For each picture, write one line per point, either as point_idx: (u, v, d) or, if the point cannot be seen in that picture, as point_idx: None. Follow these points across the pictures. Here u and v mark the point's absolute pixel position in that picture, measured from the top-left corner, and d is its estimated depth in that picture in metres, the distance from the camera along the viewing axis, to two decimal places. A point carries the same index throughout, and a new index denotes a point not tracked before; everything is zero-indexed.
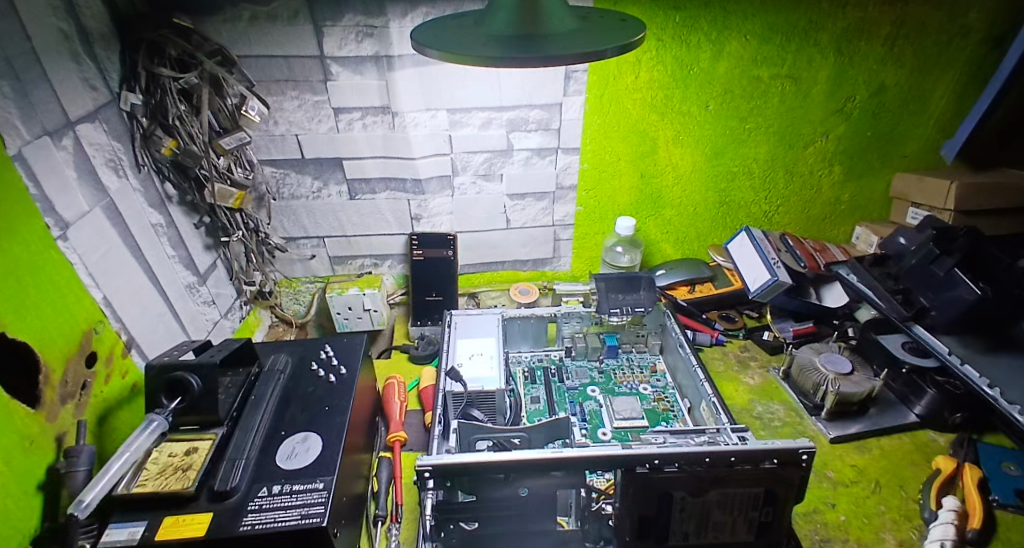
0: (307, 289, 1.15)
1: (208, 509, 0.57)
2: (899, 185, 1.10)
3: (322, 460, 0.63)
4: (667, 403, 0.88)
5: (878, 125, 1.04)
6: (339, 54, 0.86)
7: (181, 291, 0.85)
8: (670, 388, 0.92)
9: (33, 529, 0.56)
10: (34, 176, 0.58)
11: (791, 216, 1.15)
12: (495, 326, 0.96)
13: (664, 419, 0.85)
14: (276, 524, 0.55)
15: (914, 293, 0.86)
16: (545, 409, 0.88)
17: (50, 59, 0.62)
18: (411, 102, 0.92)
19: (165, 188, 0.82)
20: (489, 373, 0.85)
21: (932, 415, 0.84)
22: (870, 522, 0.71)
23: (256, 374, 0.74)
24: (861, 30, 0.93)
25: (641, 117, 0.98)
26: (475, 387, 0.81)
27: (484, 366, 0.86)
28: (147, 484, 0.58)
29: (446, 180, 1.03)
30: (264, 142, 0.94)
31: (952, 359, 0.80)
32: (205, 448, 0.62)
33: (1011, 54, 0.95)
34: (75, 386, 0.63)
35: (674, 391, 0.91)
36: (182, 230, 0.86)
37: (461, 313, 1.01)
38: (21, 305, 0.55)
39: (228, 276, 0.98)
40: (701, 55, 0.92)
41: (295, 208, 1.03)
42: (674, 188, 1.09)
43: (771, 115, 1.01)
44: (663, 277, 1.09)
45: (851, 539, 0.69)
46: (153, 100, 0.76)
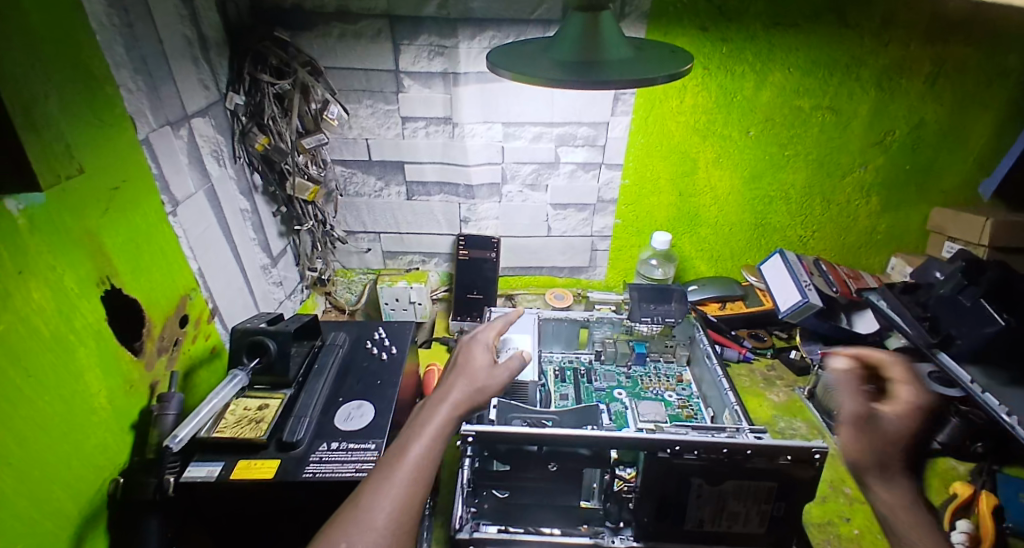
0: (360, 280, 1.25)
1: (276, 457, 0.65)
2: (937, 219, 1.11)
3: (375, 425, 0.71)
4: (691, 410, 0.93)
5: (918, 159, 1.06)
6: (411, 69, 0.96)
7: (257, 271, 0.96)
8: (694, 397, 0.96)
9: (124, 461, 0.65)
10: (156, 158, 0.70)
11: (826, 243, 1.18)
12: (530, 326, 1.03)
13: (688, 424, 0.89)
14: (334, 474, 0.63)
15: (942, 322, 0.88)
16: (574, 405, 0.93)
17: (176, 61, 0.74)
18: (471, 115, 1.01)
19: (254, 178, 0.94)
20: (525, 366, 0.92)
21: (954, 443, 0.86)
22: (883, 538, 0.73)
23: (319, 346, 0.84)
24: (902, 68, 0.97)
25: (683, 139, 1.04)
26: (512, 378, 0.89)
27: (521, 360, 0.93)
28: (225, 431, 0.67)
29: (495, 187, 1.11)
30: (338, 143, 1.05)
31: (973, 388, 0.82)
32: (275, 405, 0.71)
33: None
34: (170, 341, 0.73)
35: (698, 400, 0.95)
36: (263, 217, 0.98)
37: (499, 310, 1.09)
38: (139, 263, 0.67)
39: (294, 261, 1.09)
40: (745, 84, 0.98)
41: (358, 204, 1.13)
42: (711, 209, 1.13)
43: (811, 144, 1.05)
44: (695, 293, 1.13)
45: None
46: (252, 101, 0.88)
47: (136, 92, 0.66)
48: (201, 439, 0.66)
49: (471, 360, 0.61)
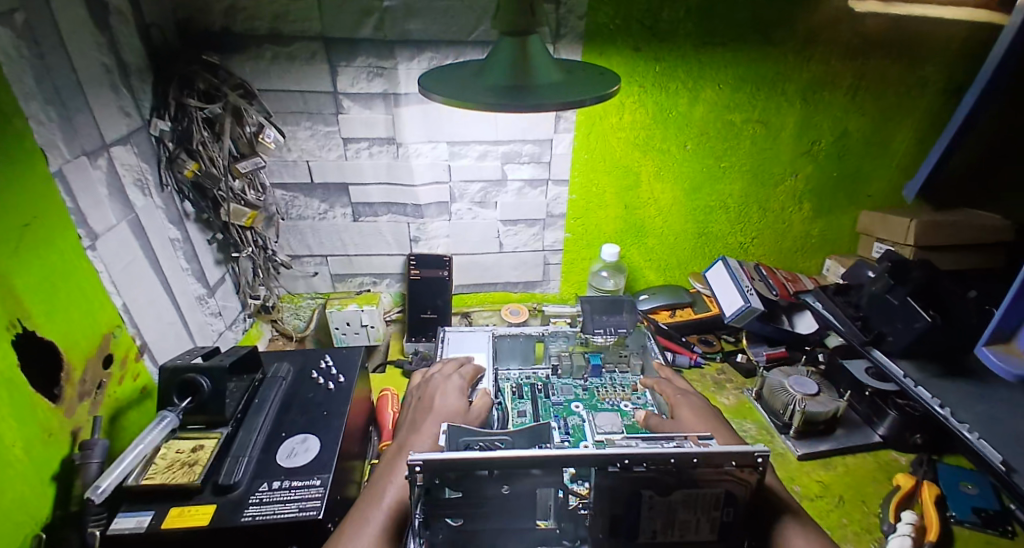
0: (308, 304, 1.20)
1: (211, 501, 0.61)
2: (865, 222, 1.19)
3: (320, 460, 0.68)
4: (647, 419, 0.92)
5: (844, 166, 1.14)
6: (351, 90, 0.95)
7: (192, 302, 0.91)
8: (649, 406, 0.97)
9: (45, 516, 0.59)
10: (72, 192, 0.65)
11: (766, 248, 1.23)
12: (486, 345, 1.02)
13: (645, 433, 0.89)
14: (276, 516, 0.59)
15: (873, 321, 0.94)
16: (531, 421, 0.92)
17: (93, 88, 0.70)
18: (414, 135, 1.01)
19: (185, 206, 0.90)
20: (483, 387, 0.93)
21: (894, 436, 0.91)
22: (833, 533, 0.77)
23: (260, 379, 0.80)
24: (824, 82, 1.03)
25: (625, 154, 1.07)
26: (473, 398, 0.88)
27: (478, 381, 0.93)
28: (155, 477, 0.62)
29: (444, 206, 1.10)
30: (277, 167, 1.02)
31: (907, 381, 0.87)
32: (211, 446, 0.67)
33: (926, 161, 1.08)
34: (92, 385, 0.67)
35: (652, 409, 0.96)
36: (197, 246, 0.93)
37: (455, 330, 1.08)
38: (54, 305, 0.61)
39: (234, 289, 1.05)
40: (679, 101, 1.02)
41: (301, 227, 1.10)
42: (656, 219, 1.17)
43: (744, 156, 1.10)
44: (645, 302, 1.16)
45: None
46: (180, 127, 0.84)
47: (48, 124, 0.62)
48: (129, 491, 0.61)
49: (440, 403, 0.80)
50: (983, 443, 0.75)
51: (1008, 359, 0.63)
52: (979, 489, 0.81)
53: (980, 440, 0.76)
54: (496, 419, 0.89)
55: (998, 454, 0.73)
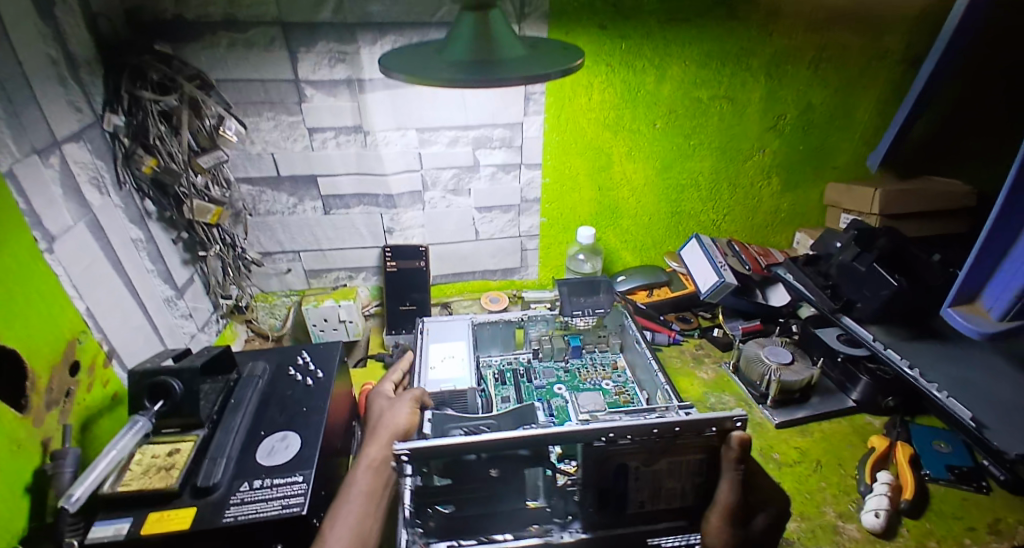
0: (283, 303, 1.18)
1: (192, 504, 0.60)
2: (831, 194, 1.22)
3: (301, 456, 0.67)
4: (627, 395, 0.95)
5: (809, 140, 1.16)
6: (313, 77, 0.92)
7: (160, 304, 0.88)
8: (628, 382, 0.98)
9: (21, 529, 0.57)
10: (24, 191, 0.62)
11: (738, 224, 1.25)
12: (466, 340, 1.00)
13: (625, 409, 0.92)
14: (259, 515, 0.58)
15: (842, 289, 0.97)
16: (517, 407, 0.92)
17: (40, 82, 0.66)
18: (382, 122, 0.99)
19: (145, 205, 0.87)
20: (460, 374, 0.91)
21: (867, 399, 0.94)
22: (812, 497, 0.79)
23: (235, 379, 0.78)
24: (787, 56, 1.05)
25: (596, 135, 1.07)
26: (448, 387, 0.87)
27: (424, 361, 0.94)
28: (131, 483, 0.60)
29: (417, 194, 1.09)
30: (241, 160, 0.99)
31: (877, 345, 0.90)
32: (187, 449, 0.65)
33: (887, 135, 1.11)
34: (59, 393, 0.64)
35: (631, 384, 0.98)
36: (161, 246, 0.90)
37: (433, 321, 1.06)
38: (13, 312, 0.58)
39: (205, 290, 1.01)
40: (647, 79, 1.02)
41: (270, 223, 1.07)
42: (630, 200, 1.17)
43: (712, 132, 1.11)
44: (624, 283, 1.17)
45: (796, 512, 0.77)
46: (134, 121, 0.81)
47: None
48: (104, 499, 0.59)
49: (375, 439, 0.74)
50: (952, 401, 0.79)
51: (972, 319, 0.67)
52: (951, 446, 0.86)
53: (948, 398, 0.79)
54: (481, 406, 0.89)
55: (966, 410, 0.77)
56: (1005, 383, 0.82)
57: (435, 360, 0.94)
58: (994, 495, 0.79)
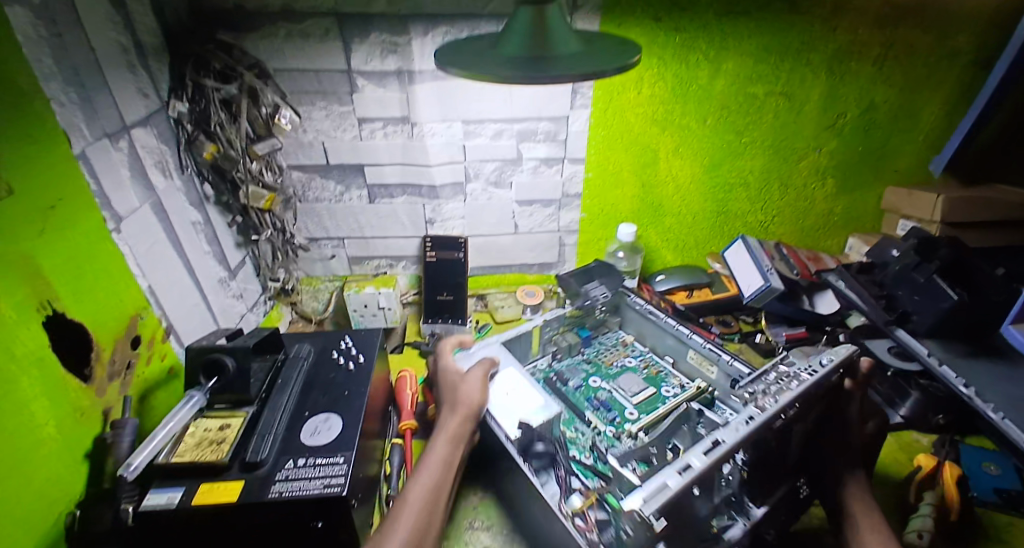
0: (326, 287, 1.20)
1: (240, 478, 0.63)
2: (890, 199, 1.16)
3: (342, 438, 0.69)
4: (655, 367, 0.98)
5: (870, 140, 1.10)
6: (365, 68, 0.94)
7: (215, 285, 0.93)
8: (645, 353, 1.02)
9: (78, 493, 0.62)
10: (94, 172, 0.66)
11: (786, 226, 1.21)
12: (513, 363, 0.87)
13: (663, 380, 0.95)
14: (302, 493, 0.61)
15: (898, 300, 0.93)
16: (573, 416, 0.87)
17: (112, 71, 0.70)
18: (429, 114, 1.00)
19: (204, 189, 0.91)
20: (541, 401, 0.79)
21: (917, 416, 0.89)
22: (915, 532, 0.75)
23: (283, 360, 0.81)
24: (851, 51, 0.99)
25: (643, 130, 1.05)
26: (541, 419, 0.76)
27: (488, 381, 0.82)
28: (184, 455, 0.64)
29: (459, 186, 1.10)
30: (292, 148, 1.02)
31: (931, 361, 0.85)
32: (237, 425, 0.69)
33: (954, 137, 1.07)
34: (121, 365, 0.69)
35: (648, 354, 1.02)
36: (217, 228, 0.94)
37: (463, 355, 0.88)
38: (80, 288, 0.62)
39: (254, 272, 1.06)
40: (700, 73, 0.99)
41: (318, 210, 1.10)
42: (674, 198, 1.15)
43: (766, 130, 1.07)
44: (663, 283, 1.16)
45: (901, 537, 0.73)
46: (197, 108, 0.84)
47: (68, 105, 0.62)
48: (159, 468, 0.63)
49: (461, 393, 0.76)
50: (1009, 423, 0.74)
51: None
52: (1003, 468, 0.81)
53: (1005, 420, 0.75)
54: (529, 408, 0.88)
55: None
56: None
57: (501, 399, 0.80)
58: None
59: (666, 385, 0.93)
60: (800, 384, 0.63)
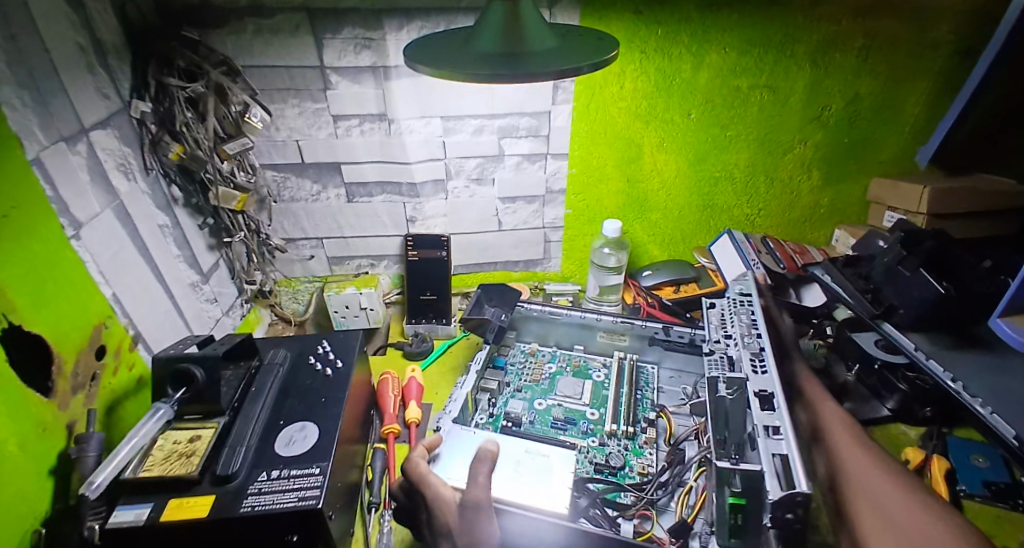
0: (305, 288, 1.19)
1: (211, 492, 0.61)
2: (876, 190, 1.14)
3: (318, 448, 0.67)
4: (572, 363, 1.04)
5: (855, 132, 1.08)
6: (338, 64, 0.91)
7: (186, 290, 0.90)
8: (555, 353, 1.07)
9: (44, 511, 0.59)
10: (51, 179, 0.62)
11: (773, 219, 1.20)
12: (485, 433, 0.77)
13: (585, 369, 1.02)
14: (275, 506, 0.59)
15: (884, 293, 0.91)
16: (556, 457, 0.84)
17: (69, 72, 0.66)
18: (407, 110, 0.97)
19: (172, 191, 0.87)
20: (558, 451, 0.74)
21: (903, 409, 0.89)
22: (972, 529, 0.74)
23: (257, 367, 0.78)
24: (834, 43, 0.97)
25: (626, 124, 1.03)
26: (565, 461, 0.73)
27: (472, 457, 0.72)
28: (153, 469, 0.62)
29: (440, 183, 1.07)
30: (265, 147, 0.98)
31: (917, 354, 0.85)
32: (207, 436, 0.66)
33: (936, 134, 1.07)
34: (85, 377, 0.66)
35: (558, 353, 1.07)
36: (187, 231, 0.91)
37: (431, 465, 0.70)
38: (40, 297, 0.60)
39: (230, 275, 1.03)
40: (682, 66, 0.96)
41: (294, 210, 1.07)
42: (659, 192, 1.13)
43: (750, 123, 1.05)
44: (649, 278, 1.15)
45: None
46: (161, 108, 0.81)
47: (21, 110, 0.59)
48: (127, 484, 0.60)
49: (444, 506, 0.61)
50: (995, 417, 0.74)
51: None
52: (990, 461, 0.81)
53: (992, 414, 0.75)
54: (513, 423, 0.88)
55: (1010, 428, 0.72)
56: None
57: (517, 482, 0.69)
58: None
59: (593, 373, 1.00)
60: (756, 302, 0.91)
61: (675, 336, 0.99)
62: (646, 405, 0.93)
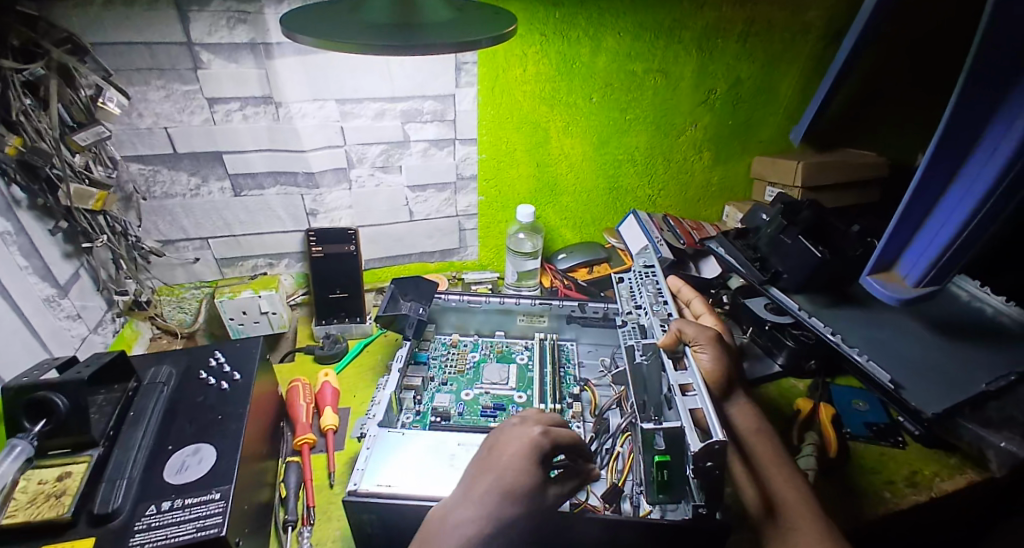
0: (192, 296, 1.06)
1: (87, 535, 0.52)
2: (758, 167, 1.26)
3: (218, 470, 0.60)
4: (498, 348, 1.03)
5: (737, 114, 1.18)
6: (208, 40, 0.80)
7: (39, 306, 0.75)
8: (477, 341, 1.05)
9: None
10: None
11: (672, 199, 1.28)
12: (416, 435, 0.73)
13: (508, 354, 1.02)
14: (168, 541, 0.52)
15: (770, 260, 1.01)
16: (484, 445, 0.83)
17: None
18: (296, 93, 0.88)
19: (12, 191, 0.72)
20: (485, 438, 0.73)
21: (793, 364, 1.00)
22: (870, 480, 0.82)
23: (135, 389, 0.68)
24: (716, 29, 1.04)
25: (532, 108, 1.03)
26: None
27: (386, 472, 0.66)
28: (17, 514, 0.52)
29: (342, 172, 1.00)
30: (127, 136, 0.85)
31: (801, 314, 0.97)
32: (79, 472, 0.57)
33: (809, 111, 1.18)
34: None
35: (480, 341, 1.06)
36: (35, 238, 0.75)
37: (356, 475, 0.66)
38: None
39: (95, 286, 0.88)
40: (581, 50, 0.98)
41: (170, 207, 0.94)
42: (568, 176, 1.15)
43: (647, 107, 1.10)
44: (564, 261, 1.18)
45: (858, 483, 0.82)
46: None
47: None
48: None
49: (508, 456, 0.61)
50: (872, 364, 0.86)
51: (889, 285, 0.72)
52: (867, 404, 0.95)
53: (868, 361, 0.87)
54: (441, 415, 0.86)
55: (885, 374, 0.84)
56: (913, 344, 0.92)
57: (454, 476, 0.67)
58: (910, 448, 0.88)
59: (518, 356, 1.01)
60: (660, 276, 0.97)
61: (589, 312, 1.02)
62: (570, 381, 0.95)
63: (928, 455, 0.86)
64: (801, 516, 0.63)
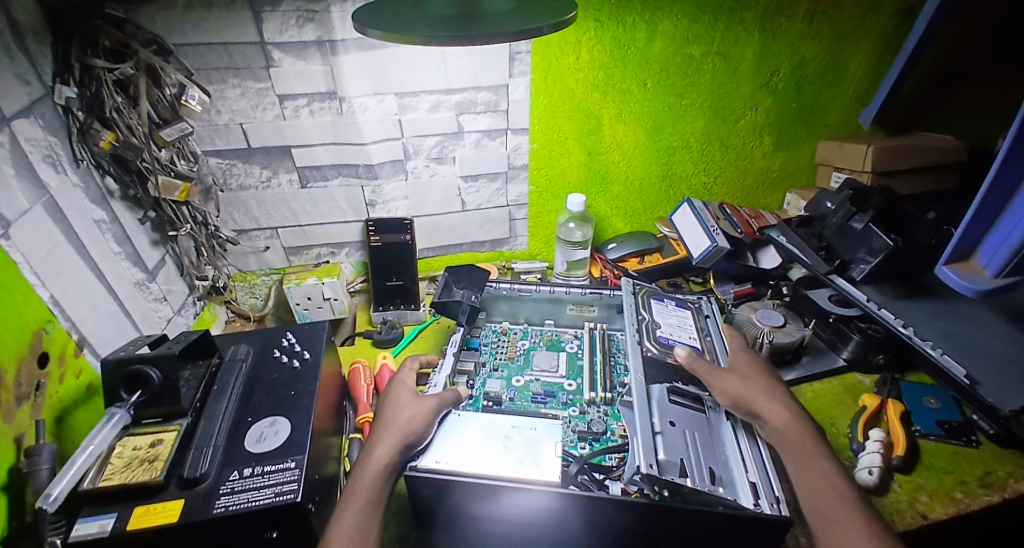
0: (262, 282, 1.14)
1: (179, 496, 0.58)
2: (823, 152, 1.20)
3: (290, 442, 0.64)
4: (550, 336, 1.05)
5: (802, 96, 1.12)
6: (279, 39, 0.85)
7: (131, 289, 0.83)
8: (527, 329, 1.07)
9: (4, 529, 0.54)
10: None
11: (728, 186, 1.24)
12: (467, 418, 0.75)
13: (560, 342, 1.03)
14: (250, 504, 0.56)
15: (836, 249, 0.97)
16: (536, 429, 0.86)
17: None
18: (358, 87, 0.92)
19: (107, 183, 0.80)
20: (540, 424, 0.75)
21: (858, 358, 0.95)
22: (942, 484, 0.77)
23: (217, 364, 0.75)
24: (781, 8, 0.99)
25: (585, 96, 1.02)
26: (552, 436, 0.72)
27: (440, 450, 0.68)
28: (113, 477, 0.58)
29: (399, 164, 1.04)
30: (206, 132, 0.92)
31: (870, 306, 0.91)
32: (170, 439, 0.63)
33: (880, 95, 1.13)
34: (30, 386, 0.61)
35: (530, 329, 1.07)
36: (127, 227, 0.83)
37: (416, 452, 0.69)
38: None
39: (178, 272, 0.97)
40: (637, 35, 0.97)
41: (244, 199, 1.01)
42: (620, 164, 1.14)
43: (704, 91, 1.07)
44: (614, 251, 1.18)
45: (927, 485, 0.77)
46: (88, 92, 0.74)
47: None
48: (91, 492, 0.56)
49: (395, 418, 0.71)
50: (947, 359, 0.80)
51: (968, 276, 0.66)
52: (941, 402, 0.88)
53: (942, 355, 0.81)
54: (495, 399, 0.88)
55: (961, 368, 0.79)
56: (998, 340, 0.85)
57: (509, 457, 0.68)
58: (984, 448, 0.82)
59: (568, 343, 1.02)
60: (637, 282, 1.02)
61: None
62: (621, 370, 0.95)
63: (1008, 459, 0.80)
64: (833, 508, 0.61)
